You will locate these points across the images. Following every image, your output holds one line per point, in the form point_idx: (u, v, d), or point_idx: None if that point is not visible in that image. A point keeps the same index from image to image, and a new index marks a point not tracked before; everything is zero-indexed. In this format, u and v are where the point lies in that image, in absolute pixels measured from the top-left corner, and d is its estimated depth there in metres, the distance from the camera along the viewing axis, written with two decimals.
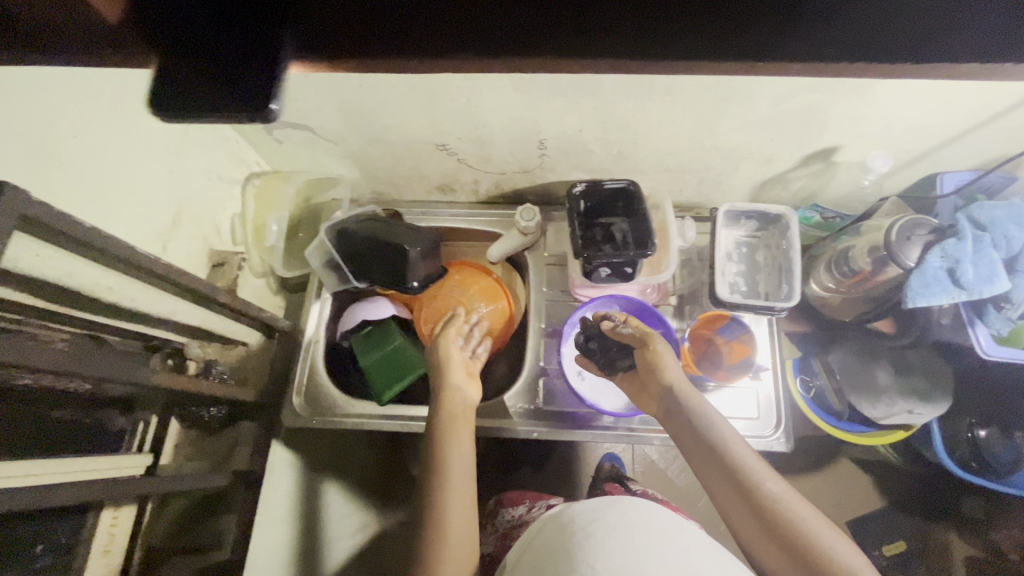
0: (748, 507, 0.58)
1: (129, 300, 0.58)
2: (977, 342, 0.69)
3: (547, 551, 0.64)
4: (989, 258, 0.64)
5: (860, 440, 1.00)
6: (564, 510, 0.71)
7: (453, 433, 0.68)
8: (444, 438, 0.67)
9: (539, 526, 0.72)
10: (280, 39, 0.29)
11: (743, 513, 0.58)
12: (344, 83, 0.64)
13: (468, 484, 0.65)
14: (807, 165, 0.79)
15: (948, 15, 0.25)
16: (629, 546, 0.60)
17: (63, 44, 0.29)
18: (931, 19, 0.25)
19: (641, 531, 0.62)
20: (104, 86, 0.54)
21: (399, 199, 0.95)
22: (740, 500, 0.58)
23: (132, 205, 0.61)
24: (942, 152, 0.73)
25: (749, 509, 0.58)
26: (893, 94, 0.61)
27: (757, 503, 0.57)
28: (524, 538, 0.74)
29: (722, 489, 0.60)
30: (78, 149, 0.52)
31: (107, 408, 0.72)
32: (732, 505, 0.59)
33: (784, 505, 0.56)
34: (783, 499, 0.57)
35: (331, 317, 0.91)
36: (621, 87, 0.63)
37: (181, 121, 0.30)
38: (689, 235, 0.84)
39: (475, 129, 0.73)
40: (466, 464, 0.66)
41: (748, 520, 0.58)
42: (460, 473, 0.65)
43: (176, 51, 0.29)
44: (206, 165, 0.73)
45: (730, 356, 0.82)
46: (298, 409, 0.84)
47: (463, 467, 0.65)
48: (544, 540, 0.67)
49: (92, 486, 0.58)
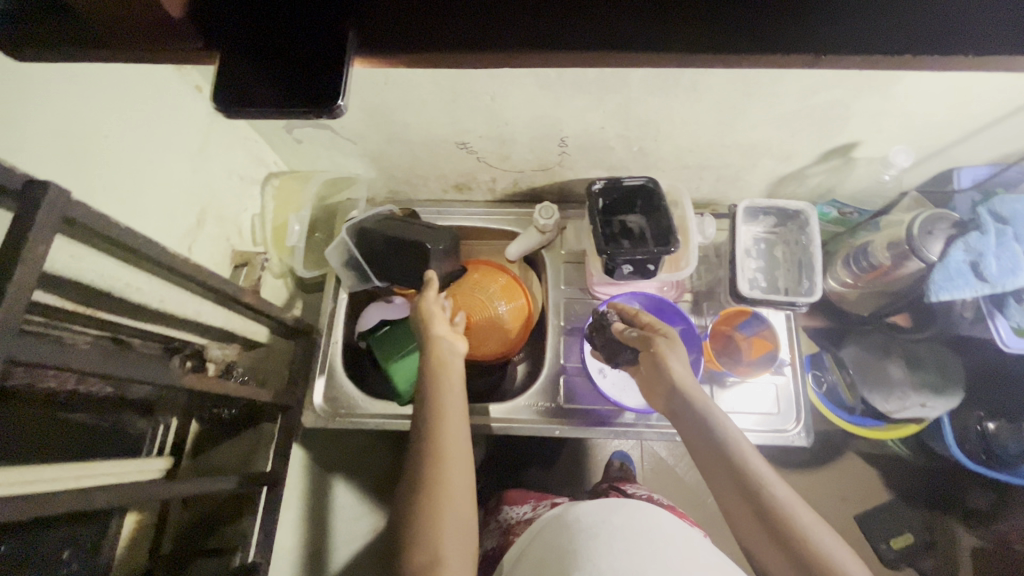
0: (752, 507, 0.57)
1: (158, 300, 0.58)
2: (998, 333, 0.70)
3: (550, 550, 0.64)
4: (1013, 251, 0.65)
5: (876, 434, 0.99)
6: (567, 509, 0.71)
7: (446, 407, 0.64)
8: (439, 414, 0.63)
9: (538, 529, 0.72)
10: (346, 35, 0.29)
11: (745, 513, 0.58)
12: (370, 82, 0.64)
13: (466, 464, 0.61)
14: (825, 161, 0.79)
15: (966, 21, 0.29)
16: (632, 550, 0.60)
17: (127, 39, 0.29)
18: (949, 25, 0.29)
19: (642, 537, 0.63)
20: (127, 83, 0.53)
21: (415, 198, 0.95)
22: (744, 501, 0.58)
23: (160, 204, 0.60)
24: (960, 147, 0.74)
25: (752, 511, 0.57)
26: (919, 89, 0.62)
27: (762, 505, 0.56)
28: (523, 539, 0.74)
29: (726, 487, 0.59)
30: (109, 149, 0.52)
31: (129, 412, 0.70)
32: (736, 505, 0.59)
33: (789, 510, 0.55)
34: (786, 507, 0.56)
35: (348, 317, 0.91)
36: (647, 84, 0.63)
37: (243, 116, 0.31)
38: (709, 231, 0.84)
39: (498, 127, 0.73)
40: (461, 444, 0.63)
41: (751, 521, 0.57)
42: (455, 451, 0.61)
43: (242, 46, 0.29)
44: (227, 165, 0.72)
45: (750, 352, 0.83)
46: (319, 410, 0.84)
47: (458, 445, 0.62)
48: (546, 540, 0.67)
49: (122, 490, 0.57)
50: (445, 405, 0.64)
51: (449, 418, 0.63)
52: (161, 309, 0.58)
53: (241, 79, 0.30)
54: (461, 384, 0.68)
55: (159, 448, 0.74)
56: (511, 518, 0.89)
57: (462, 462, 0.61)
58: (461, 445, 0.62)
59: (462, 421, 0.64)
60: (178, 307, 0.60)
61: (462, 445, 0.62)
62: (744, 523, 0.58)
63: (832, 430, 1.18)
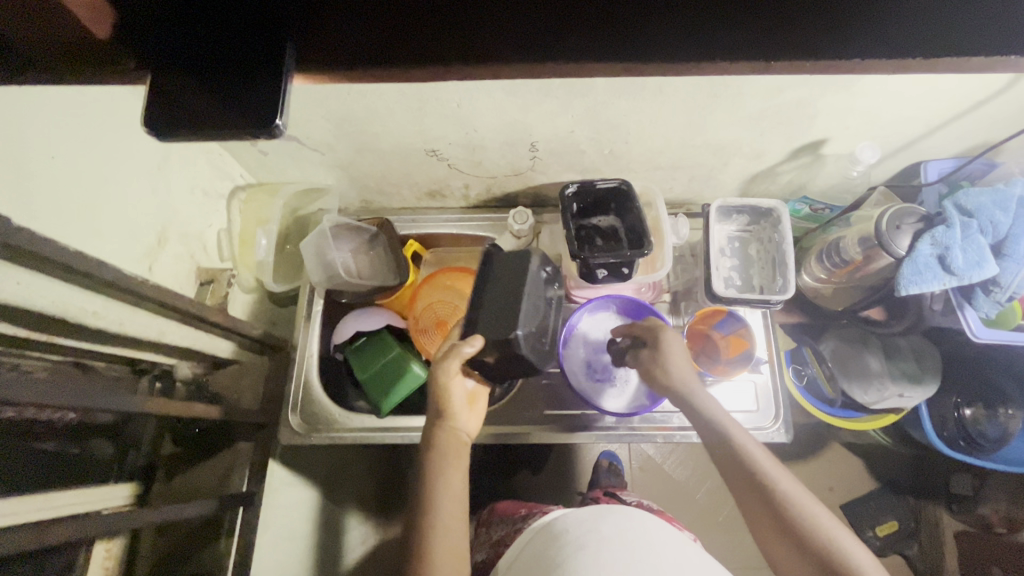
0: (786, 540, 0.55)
1: (117, 324, 0.56)
2: (968, 325, 0.71)
3: (537, 564, 0.64)
4: (978, 244, 0.66)
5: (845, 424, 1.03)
6: (557, 518, 0.71)
7: (437, 501, 0.66)
8: (429, 508, 0.66)
9: (527, 539, 0.72)
10: (283, 49, 0.28)
11: (780, 545, 0.56)
12: (332, 92, 0.63)
13: (458, 555, 0.64)
14: (796, 158, 0.80)
15: (893, 21, 0.29)
16: (620, 560, 0.60)
17: (47, 61, 0.28)
18: (879, 26, 0.29)
19: (633, 547, 0.62)
20: (77, 104, 0.52)
21: (389, 206, 0.94)
22: (776, 533, 0.56)
23: (117, 227, 0.58)
24: (926, 141, 0.74)
25: (786, 544, 0.55)
26: (880, 87, 0.62)
27: (801, 538, 0.54)
28: (513, 548, 0.73)
29: (756, 519, 0.58)
30: (56, 171, 0.50)
31: (96, 438, 0.68)
32: (769, 540, 0.57)
33: (833, 539, 0.53)
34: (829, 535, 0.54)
35: (324, 329, 0.89)
36: (613, 88, 0.63)
37: (178, 139, 0.29)
38: (683, 232, 0.84)
39: (466, 134, 0.73)
40: (450, 530, 0.65)
41: (787, 556, 0.55)
42: (444, 545, 0.63)
43: (172, 66, 0.28)
44: (189, 181, 0.71)
45: (729, 350, 0.82)
46: (295, 426, 0.81)
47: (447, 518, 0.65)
48: (534, 552, 0.67)
49: (86, 521, 0.55)
50: (434, 497, 0.66)
51: (438, 512, 0.65)
52: (120, 332, 0.57)
53: (173, 102, 0.29)
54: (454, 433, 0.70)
55: (128, 473, 0.72)
56: (502, 529, 0.88)
57: (455, 551, 0.64)
58: (453, 535, 0.64)
59: (459, 507, 0.66)
60: (140, 329, 0.59)
61: (455, 535, 0.65)
62: (777, 556, 0.57)
63: (815, 423, 1.19)
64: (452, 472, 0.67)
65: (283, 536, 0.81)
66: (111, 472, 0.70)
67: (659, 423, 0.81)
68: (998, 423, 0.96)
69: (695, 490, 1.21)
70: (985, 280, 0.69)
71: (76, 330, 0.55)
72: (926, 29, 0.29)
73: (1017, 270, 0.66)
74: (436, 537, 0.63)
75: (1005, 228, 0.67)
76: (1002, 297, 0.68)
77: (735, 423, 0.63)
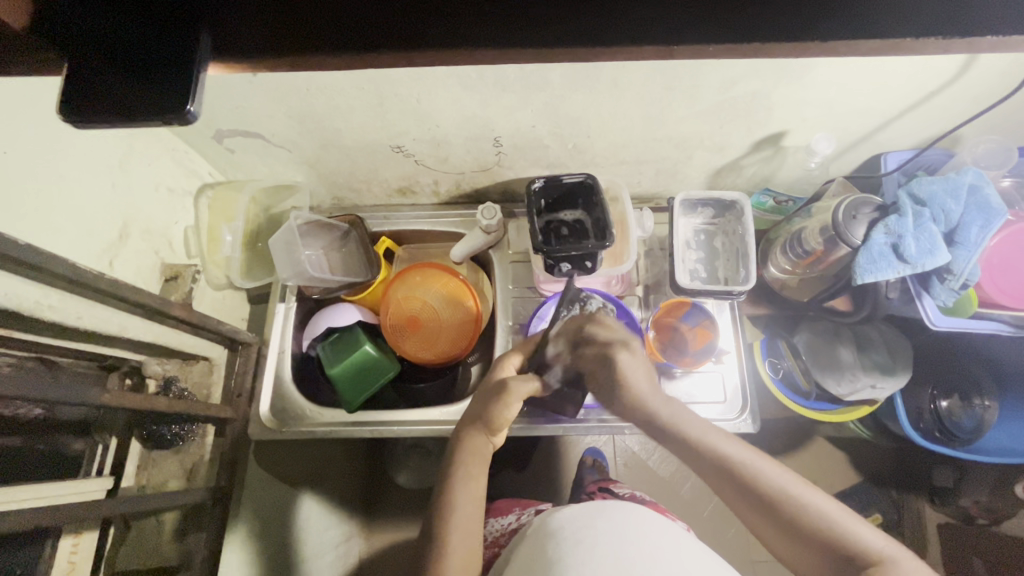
0: (797, 537, 0.55)
1: (76, 318, 0.57)
2: (926, 313, 0.72)
3: (533, 560, 0.64)
4: (931, 232, 0.67)
5: (833, 418, 0.97)
6: (551, 516, 0.71)
7: (457, 504, 0.60)
8: (446, 513, 0.60)
9: (525, 537, 0.72)
10: (197, 36, 0.29)
11: (789, 543, 0.56)
12: (292, 89, 0.64)
13: (471, 561, 0.59)
14: (757, 152, 0.81)
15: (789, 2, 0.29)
16: (613, 555, 0.60)
17: None
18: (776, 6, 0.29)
19: (628, 540, 0.63)
20: (28, 100, 0.53)
21: (360, 204, 0.95)
22: (782, 533, 0.56)
23: (76, 220, 0.59)
24: (883, 133, 0.76)
25: (796, 540, 0.55)
26: (829, 79, 0.63)
27: (802, 529, 0.54)
28: (512, 546, 0.74)
29: (759, 523, 0.57)
30: (8, 166, 0.51)
31: (65, 432, 0.67)
32: (778, 539, 0.57)
33: (836, 524, 0.53)
34: (829, 518, 0.54)
35: (297, 326, 0.90)
36: (568, 82, 0.63)
37: (100, 126, 0.30)
38: (647, 225, 0.85)
39: (429, 129, 0.74)
40: (468, 530, 0.60)
41: (798, 550, 0.55)
42: (459, 551, 0.58)
43: (92, 53, 0.29)
44: (152, 177, 0.72)
45: (696, 342, 0.84)
46: (264, 421, 0.84)
47: (467, 519, 0.60)
48: (528, 549, 0.67)
49: (50, 510, 0.56)
50: (453, 500, 0.61)
51: (458, 517, 0.60)
52: (79, 326, 0.58)
53: (97, 88, 0.29)
54: (483, 443, 0.64)
55: (98, 469, 0.71)
56: (493, 531, 0.88)
57: (469, 556, 0.59)
58: (474, 540, 0.60)
59: (478, 512, 0.61)
60: (98, 322, 0.60)
61: (470, 540, 0.60)
62: (788, 552, 0.57)
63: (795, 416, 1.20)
64: (475, 477, 0.62)
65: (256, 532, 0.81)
66: (80, 467, 0.69)
67: None
68: (973, 414, 0.95)
69: (680, 484, 1.22)
70: (939, 269, 0.70)
71: (36, 323, 0.56)
72: (822, 10, 0.29)
73: (969, 258, 0.67)
74: (456, 538, 0.58)
75: (956, 216, 0.68)
76: (957, 285, 0.69)
77: (716, 434, 0.59)
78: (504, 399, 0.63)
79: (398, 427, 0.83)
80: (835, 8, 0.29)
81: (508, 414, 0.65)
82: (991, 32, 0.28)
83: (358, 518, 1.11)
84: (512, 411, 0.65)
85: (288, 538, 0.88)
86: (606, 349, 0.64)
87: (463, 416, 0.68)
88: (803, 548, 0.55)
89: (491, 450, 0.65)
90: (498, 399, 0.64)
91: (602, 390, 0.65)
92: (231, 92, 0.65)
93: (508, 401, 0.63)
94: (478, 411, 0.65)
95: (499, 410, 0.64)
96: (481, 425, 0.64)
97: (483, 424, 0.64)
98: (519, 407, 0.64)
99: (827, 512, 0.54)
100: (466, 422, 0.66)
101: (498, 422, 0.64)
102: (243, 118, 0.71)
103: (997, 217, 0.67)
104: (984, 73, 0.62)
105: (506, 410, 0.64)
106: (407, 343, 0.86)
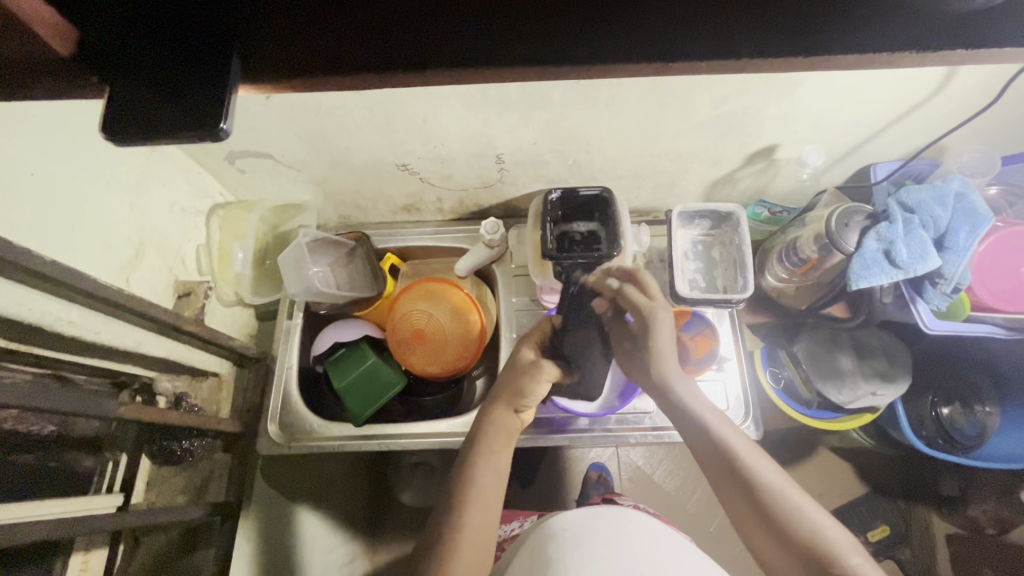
0: (779, 540, 0.55)
1: (93, 333, 0.59)
2: (921, 318, 0.73)
3: (531, 560, 0.64)
4: (920, 238, 0.70)
5: (842, 427, 0.96)
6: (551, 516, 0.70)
7: (478, 474, 0.60)
8: (466, 484, 0.60)
9: (523, 541, 0.72)
10: (228, 63, 0.32)
11: (770, 545, 0.56)
12: (303, 110, 0.67)
13: (483, 537, 0.59)
14: (751, 165, 0.84)
15: (779, 11, 0.31)
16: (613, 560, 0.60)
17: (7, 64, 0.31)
18: (763, 14, 0.31)
19: (626, 544, 0.63)
20: (48, 123, 0.55)
21: (366, 221, 0.98)
22: (768, 536, 0.56)
23: (95, 239, 0.62)
24: (871, 145, 0.79)
25: (780, 546, 0.55)
26: (817, 93, 0.66)
27: (794, 538, 0.54)
28: (512, 547, 0.73)
29: (746, 522, 0.58)
30: (34, 187, 0.54)
31: (74, 449, 0.67)
32: (762, 541, 0.56)
33: (824, 534, 0.53)
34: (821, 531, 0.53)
35: (303, 342, 0.92)
36: (567, 99, 0.66)
37: (132, 144, 0.33)
38: (644, 240, 0.87)
39: (434, 147, 0.76)
40: (485, 502, 0.60)
41: (780, 557, 0.55)
42: (477, 517, 0.59)
43: (127, 74, 0.32)
44: (165, 197, 0.74)
45: (696, 350, 0.84)
46: (274, 437, 0.84)
47: (485, 492, 0.60)
48: (527, 553, 0.66)
49: (63, 523, 0.57)
50: (474, 470, 0.61)
51: (477, 487, 0.60)
52: (96, 341, 0.59)
53: (136, 111, 0.32)
54: (509, 418, 0.66)
55: (108, 485, 0.71)
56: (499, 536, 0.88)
57: (485, 527, 0.59)
58: (489, 515, 0.60)
59: (498, 489, 0.61)
60: (114, 336, 0.61)
61: (487, 515, 0.60)
62: (771, 557, 0.56)
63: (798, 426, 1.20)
64: (498, 452, 0.63)
65: (261, 549, 0.81)
66: (91, 484, 0.69)
67: (634, 424, 0.83)
68: (975, 420, 0.96)
69: (686, 498, 1.21)
70: (932, 273, 0.72)
71: (52, 339, 0.58)
72: (797, 21, 0.31)
73: (959, 262, 0.70)
74: (473, 509, 0.58)
75: (944, 221, 0.71)
76: (949, 289, 0.71)
77: (720, 419, 0.62)
78: (534, 377, 0.65)
79: (407, 441, 0.84)
80: (832, 28, 0.31)
81: (538, 391, 0.67)
82: (961, 47, 0.31)
83: (363, 538, 1.10)
84: (540, 387, 0.66)
85: (294, 557, 0.87)
86: (649, 308, 0.63)
87: (491, 390, 0.69)
88: (786, 554, 0.54)
89: (515, 430, 0.67)
90: (529, 375, 0.65)
91: (631, 345, 0.66)
92: (244, 114, 0.68)
93: (538, 379, 0.65)
94: (506, 391, 0.67)
95: (527, 386, 0.66)
96: (510, 400, 0.66)
97: (513, 400, 0.66)
98: (547, 387, 0.66)
99: (814, 521, 0.54)
100: (492, 398, 0.68)
101: (526, 398, 0.66)
102: (249, 138, 0.73)
103: (982, 223, 0.70)
104: (965, 84, 0.65)
105: (534, 387, 0.65)
106: (414, 357, 0.87)
